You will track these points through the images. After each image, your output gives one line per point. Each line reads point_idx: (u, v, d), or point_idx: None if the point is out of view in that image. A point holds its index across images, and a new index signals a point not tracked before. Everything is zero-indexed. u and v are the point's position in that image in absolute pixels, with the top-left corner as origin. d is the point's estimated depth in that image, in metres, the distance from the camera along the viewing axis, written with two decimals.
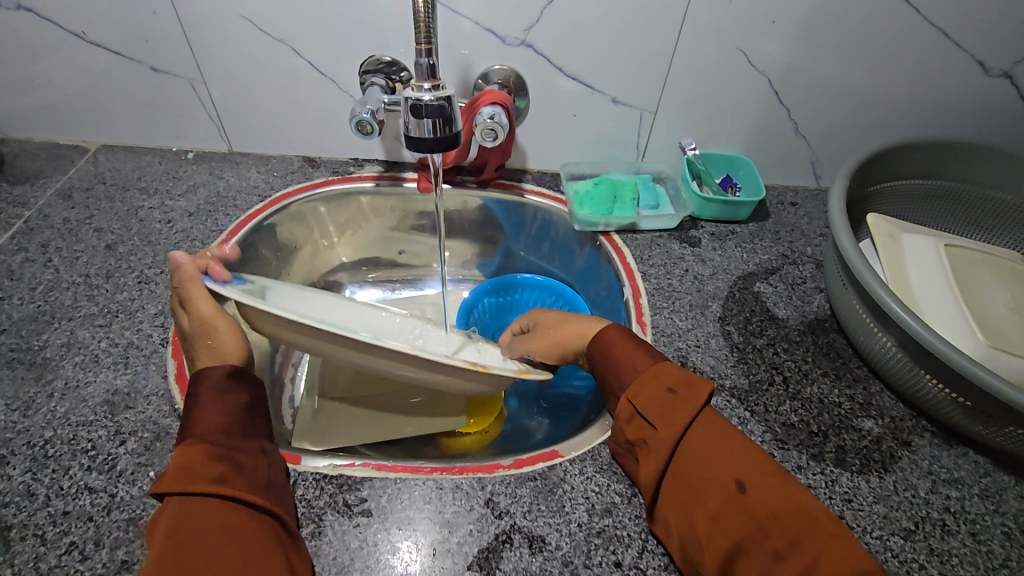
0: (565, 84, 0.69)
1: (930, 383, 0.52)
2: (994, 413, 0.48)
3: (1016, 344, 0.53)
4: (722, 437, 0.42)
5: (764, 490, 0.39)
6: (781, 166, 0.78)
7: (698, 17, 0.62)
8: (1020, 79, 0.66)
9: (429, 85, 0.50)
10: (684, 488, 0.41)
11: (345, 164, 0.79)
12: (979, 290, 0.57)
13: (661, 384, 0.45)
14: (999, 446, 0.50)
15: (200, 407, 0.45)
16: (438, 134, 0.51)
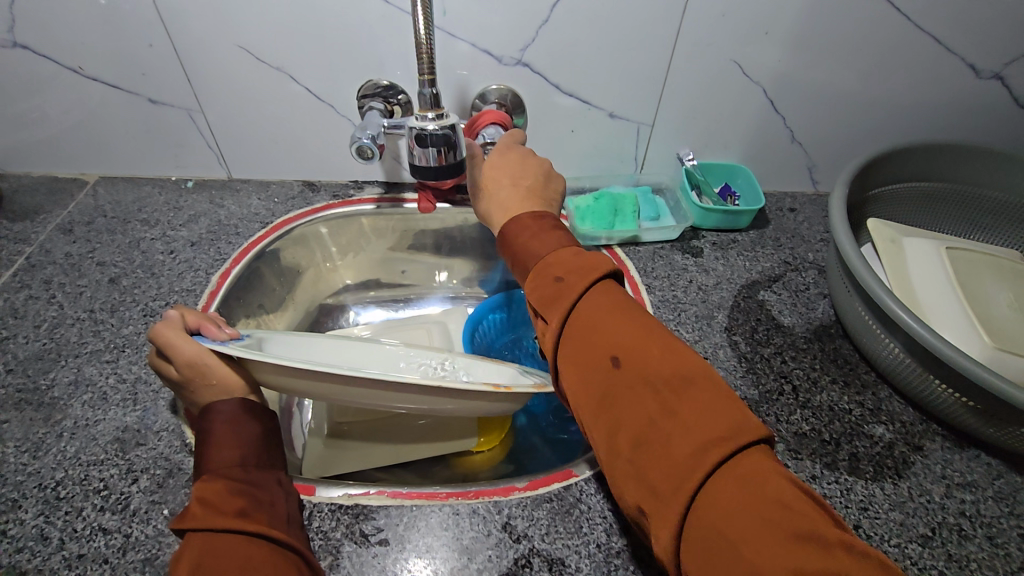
0: (562, 101, 0.70)
1: (939, 387, 0.52)
2: (1004, 416, 0.48)
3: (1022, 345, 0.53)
4: (615, 307, 0.41)
5: (648, 356, 0.37)
6: (779, 173, 0.78)
7: (693, 31, 0.63)
8: (1012, 80, 0.67)
9: (433, 114, 0.50)
10: (576, 360, 0.40)
11: (345, 186, 0.79)
12: (983, 292, 0.57)
13: (565, 262, 0.45)
14: (1011, 447, 0.51)
15: (215, 442, 0.45)
16: (442, 161, 0.51)
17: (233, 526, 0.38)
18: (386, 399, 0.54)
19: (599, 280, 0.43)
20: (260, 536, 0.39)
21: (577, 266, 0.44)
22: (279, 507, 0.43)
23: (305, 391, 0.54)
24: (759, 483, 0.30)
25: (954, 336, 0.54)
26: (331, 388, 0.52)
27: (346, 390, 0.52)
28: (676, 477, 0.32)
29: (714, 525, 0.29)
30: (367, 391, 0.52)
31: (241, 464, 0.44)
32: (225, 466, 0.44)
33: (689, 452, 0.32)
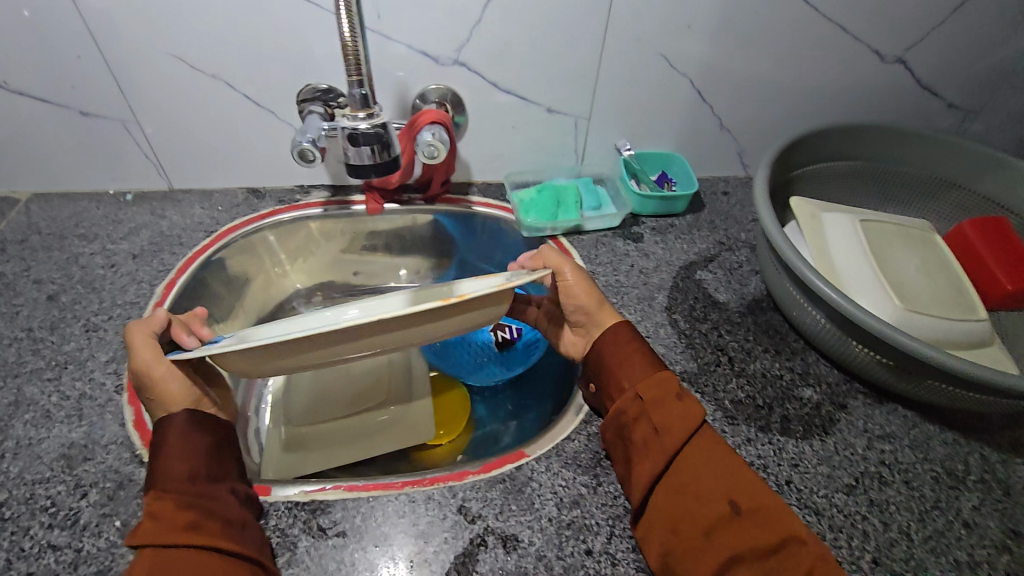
0: (500, 98, 0.72)
1: (856, 348, 0.56)
2: (913, 369, 0.53)
3: (927, 305, 0.58)
4: (723, 456, 0.46)
5: (759, 515, 0.43)
6: (711, 160, 0.82)
7: (621, 26, 0.66)
8: (912, 64, 0.73)
9: (363, 113, 0.51)
10: (680, 486, 0.45)
11: (290, 192, 0.79)
12: (893, 260, 0.62)
13: (666, 389, 0.49)
14: (922, 397, 0.55)
15: (170, 452, 0.45)
16: (376, 159, 0.52)
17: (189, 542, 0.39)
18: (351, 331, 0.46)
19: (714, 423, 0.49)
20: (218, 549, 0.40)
21: (686, 399, 0.49)
22: (236, 512, 0.44)
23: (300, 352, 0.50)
24: None
25: (870, 303, 0.58)
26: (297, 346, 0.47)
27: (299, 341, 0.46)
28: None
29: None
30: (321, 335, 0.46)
31: (197, 471, 0.44)
32: (176, 477, 0.43)
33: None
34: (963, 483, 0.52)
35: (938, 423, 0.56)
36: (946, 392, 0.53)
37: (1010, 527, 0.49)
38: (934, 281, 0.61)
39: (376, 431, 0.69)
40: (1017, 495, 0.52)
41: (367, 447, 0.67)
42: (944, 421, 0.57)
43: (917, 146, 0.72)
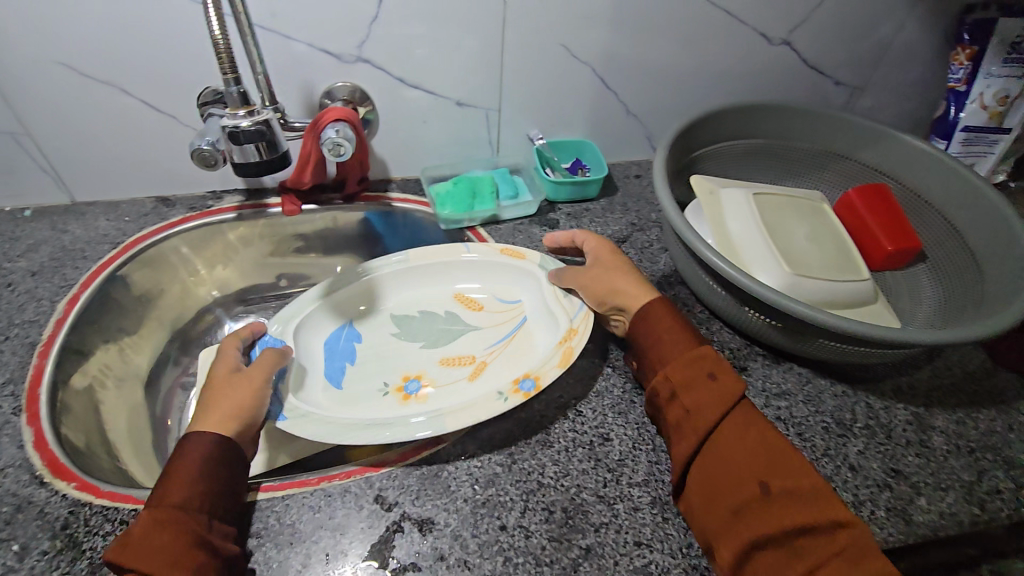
0: (408, 93, 0.72)
1: (749, 313, 0.60)
2: (798, 328, 0.57)
3: (814, 269, 0.62)
4: (769, 434, 0.47)
5: (792, 496, 0.43)
6: (623, 145, 0.85)
7: (519, 18, 0.68)
8: (798, 45, 0.77)
9: (244, 111, 0.51)
10: (731, 459, 0.46)
11: (202, 198, 0.78)
12: (784, 229, 0.66)
13: (700, 368, 0.50)
14: (811, 354, 0.59)
15: (181, 478, 0.44)
16: (263, 156, 0.52)
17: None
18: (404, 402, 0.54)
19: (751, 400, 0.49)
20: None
21: (720, 378, 0.49)
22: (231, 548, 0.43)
23: (338, 345, 0.65)
24: None
25: (762, 271, 0.62)
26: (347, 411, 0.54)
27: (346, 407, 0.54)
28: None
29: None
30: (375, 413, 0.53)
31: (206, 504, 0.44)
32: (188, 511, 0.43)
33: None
34: (849, 430, 0.56)
35: (829, 377, 0.61)
36: (830, 347, 0.57)
37: (891, 466, 0.54)
38: (821, 246, 0.66)
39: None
40: (897, 436, 0.56)
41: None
42: (833, 375, 0.61)
43: (806, 122, 0.77)
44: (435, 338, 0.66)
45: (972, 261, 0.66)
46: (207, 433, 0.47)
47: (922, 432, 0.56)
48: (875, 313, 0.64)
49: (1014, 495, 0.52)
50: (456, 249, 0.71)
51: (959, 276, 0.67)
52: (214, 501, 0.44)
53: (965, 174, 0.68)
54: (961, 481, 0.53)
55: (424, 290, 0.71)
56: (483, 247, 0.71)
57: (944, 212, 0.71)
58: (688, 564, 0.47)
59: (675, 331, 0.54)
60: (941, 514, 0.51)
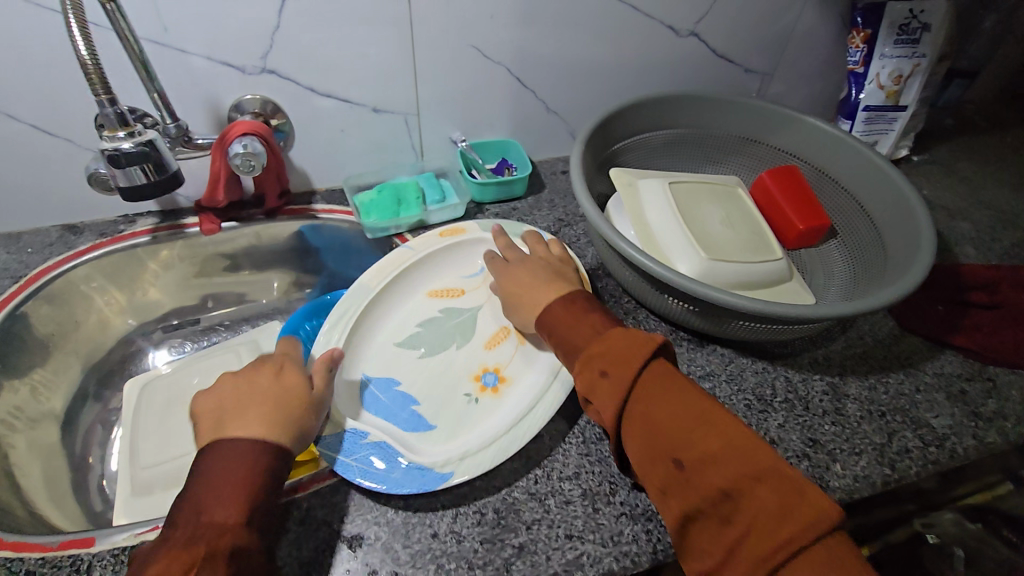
0: (321, 102, 0.71)
1: (669, 301, 0.61)
2: (715, 312, 0.58)
3: (729, 253, 0.64)
4: (676, 403, 0.42)
5: (707, 465, 0.39)
6: (547, 142, 0.86)
7: (426, 22, 0.67)
8: (705, 36, 0.79)
9: (124, 133, 0.50)
10: (645, 450, 0.42)
11: (113, 223, 0.74)
12: (699, 216, 0.68)
13: (591, 369, 0.45)
14: (731, 335, 0.61)
15: (229, 483, 0.42)
16: (152, 178, 0.52)
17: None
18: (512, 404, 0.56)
19: (655, 368, 0.44)
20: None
21: (611, 372, 0.44)
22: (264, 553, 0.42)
23: (385, 398, 0.57)
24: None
25: (680, 258, 0.64)
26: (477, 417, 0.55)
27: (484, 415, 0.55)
28: (759, 564, 0.35)
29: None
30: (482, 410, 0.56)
31: (250, 511, 0.42)
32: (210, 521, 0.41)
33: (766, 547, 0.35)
34: (770, 405, 0.58)
35: (750, 356, 0.63)
36: (746, 328, 0.59)
37: (809, 436, 0.56)
38: (735, 230, 0.68)
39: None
40: (815, 407, 0.58)
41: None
42: (754, 354, 0.63)
43: (718, 110, 0.79)
44: (452, 337, 0.63)
45: (876, 234, 0.70)
46: (254, 440, 0.45)
47: (837, 401, 0.59)
48: (790, 290, 0.66)
49: (921, 452, 0.55)
50: (401, 254, 0.67)
51: (866, 250, 0.71)
52: (258, 508, 0.43)
53: (866, 153, 0.71)
54: (874, 444, 0.56)
55: (405, 303, 0.65)
56: (422, 240, 0.69)
57: (849, 189, 0.75)
58: (619, 552, 0.48)
59: (574, 324, 0.50)
60: (856, 477, 0.53)
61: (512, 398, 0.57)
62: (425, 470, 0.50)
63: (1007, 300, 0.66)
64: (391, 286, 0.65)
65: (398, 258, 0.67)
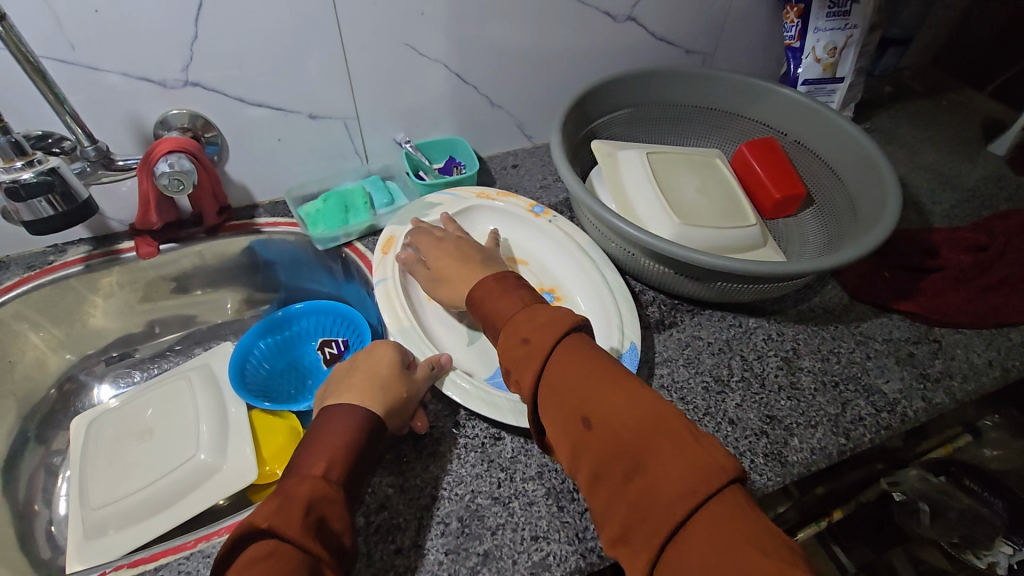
0: (253, 112, 0.68)
1: (648, 266, 0.64)
2: (696, 274, 0.60)
3: (703, 220, 0.66)
4: (592, 366, 0.40)
5: (612, 422, 0.37)
6: (495, 137, 0.85)
7: (353, 22, 0.65)
8: (642, 20, 0.79)
9: (23, 163, 0.48)
10: (556, 412, 0.40)
11: (42, 254, 0.70)
12: (677, 185, 0.69)
13: (514, 338, 0.44)
14: (712, 297, 0.64)
15: (333, 446, 0.45)
16: (61, 209, 0.50)
17: (301, 544, 0.37)
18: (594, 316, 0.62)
19: (572, 335, 0.43)
20: (315, 557, 0.38)
21: (532, 339, 0.43)
22: (339, 523, 0.41)
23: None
24: (729, 528, 0.32)
25: (659, 226, 0.65)
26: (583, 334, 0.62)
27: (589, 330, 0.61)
28: (658, 515, 0.33)
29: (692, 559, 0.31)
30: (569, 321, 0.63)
31: (335, 474, 0.43)
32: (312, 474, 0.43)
33: (666, 499, 0.33)
34: (727, 385, 0.59)
35: (708, 337, 0.63)
36: (734, 289, 0.61)
37: (766, 413, 0.57)
38: (712, 198, 0.69)
39: (232, 456, 0.66)
40: (770, 383, 0.59)
41: (229, 476, 0.64)
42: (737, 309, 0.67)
43: (663, 81, 0.79)
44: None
45: (848, 206, 0.71)
46: (356, 409, 0.48)
47: (791, 375, 0.60)
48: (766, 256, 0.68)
49: (874, 419, 0.57)
50: (388, 291, 0.62)
51: (839, 215, 0.72)
52: (345, 473, 0.44)
53: (835, 119, 0.72)
54: (828, 415, 0.57)
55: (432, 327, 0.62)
56: (387, 268, 0.64)
57: (820, 155, 0.75)
58: (584, 548, 0.48)
59: (500, 298, 0.49)
60: (813, 450, 0.54)
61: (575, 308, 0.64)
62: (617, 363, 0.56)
63: (949, 262, 0.66)
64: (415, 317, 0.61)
65: (388, 297, 0.62)
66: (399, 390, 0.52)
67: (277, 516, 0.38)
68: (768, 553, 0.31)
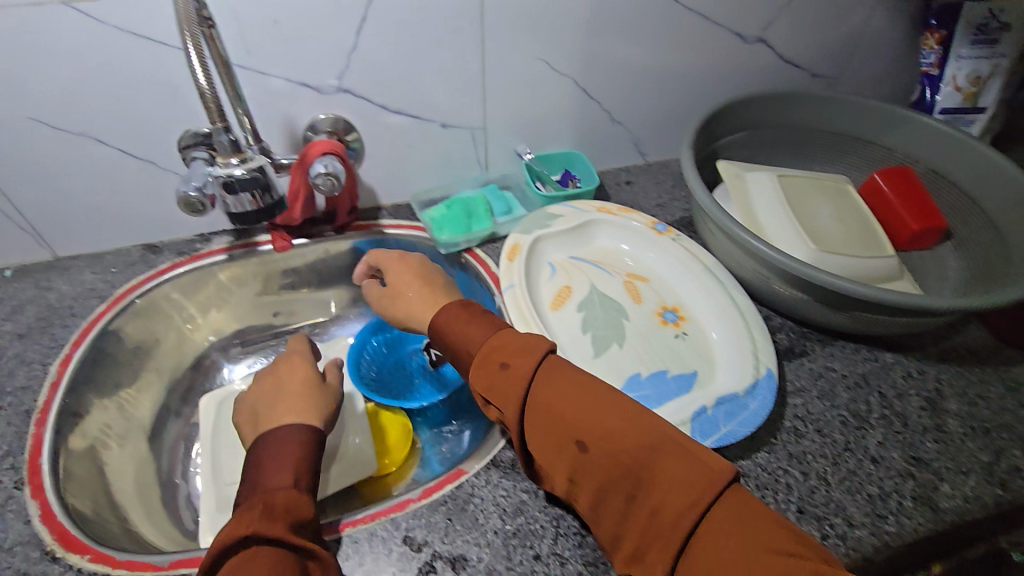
0: (393, 120, 0.71)
1: (782, 290, 0.62)
2: (836, 301, 0.59)
3: (840, 246, 0.64)
4: (576, 394, 0.43)
5: (605, 443, 0.41)
6: (610, 153, 0.86)
7: (497, 37, 0.67)
8: (773, 41, 0.78)
9: (236, 160, 0.55)
10: (549, 446, 0.43)
11: (191, 242, 0.76)
12: (810, 210, 0.67)
13: (492, 365, 0.47)
14: (850, 328, 0.62)
15: (288, 456, 0.49)
16: (259, 202, 0.56)
17: (286, 541, 0.41)
18: (725, 337, 0.62)
19: (545, 360, 0.46)
20: (303, 551, 0.42)
21: (510, 363, 0.46)
22: (310, 518, 0.45)
23: (645, 387, 0.58)
24: (739, 522, 0.36)
25: (789, 246, 0.64)
26: (711, 354, 0.61)
27: (719, 352, 0.61)
28: (664, 530, 0.37)
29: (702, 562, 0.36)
30: (695, 342, 0.62)
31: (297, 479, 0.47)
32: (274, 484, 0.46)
33: (670, 514, 0.37)
34: (866, 422, 0.56)
35: (842, 370, 0.61)
36: (876, 319, 0.59)
37: (910, 455, 0.54)
38: (847, 225, 0.67)
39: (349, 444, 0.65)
40: (913, 424, 0.56)
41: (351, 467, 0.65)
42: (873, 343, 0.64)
43: (787, 104, 0.79)
44: (614, 316, 0.65)
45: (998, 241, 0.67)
46: (300, 426, 0.52)
47: (936, 417, 0.57)
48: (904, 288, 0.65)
49: None
50: (516, 296, 0.64)
51: (986, 252, 0.68)
52: (305, 476, 0.48)
53: (982, 150, 0.69)
54: (980, 463, 0.53)
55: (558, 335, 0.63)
56: (513, 273, 0.66)
57: (964, 187, 0.72)
58: None
59: (469, 324, 0.52)
60: (966, 498, 0.51)
61: (702, 328, 0.64)
62: (752, 390, 0.55)
63: None
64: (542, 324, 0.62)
65: (516, 302, 0.63)
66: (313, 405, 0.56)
67: (249, 522, 0.42)
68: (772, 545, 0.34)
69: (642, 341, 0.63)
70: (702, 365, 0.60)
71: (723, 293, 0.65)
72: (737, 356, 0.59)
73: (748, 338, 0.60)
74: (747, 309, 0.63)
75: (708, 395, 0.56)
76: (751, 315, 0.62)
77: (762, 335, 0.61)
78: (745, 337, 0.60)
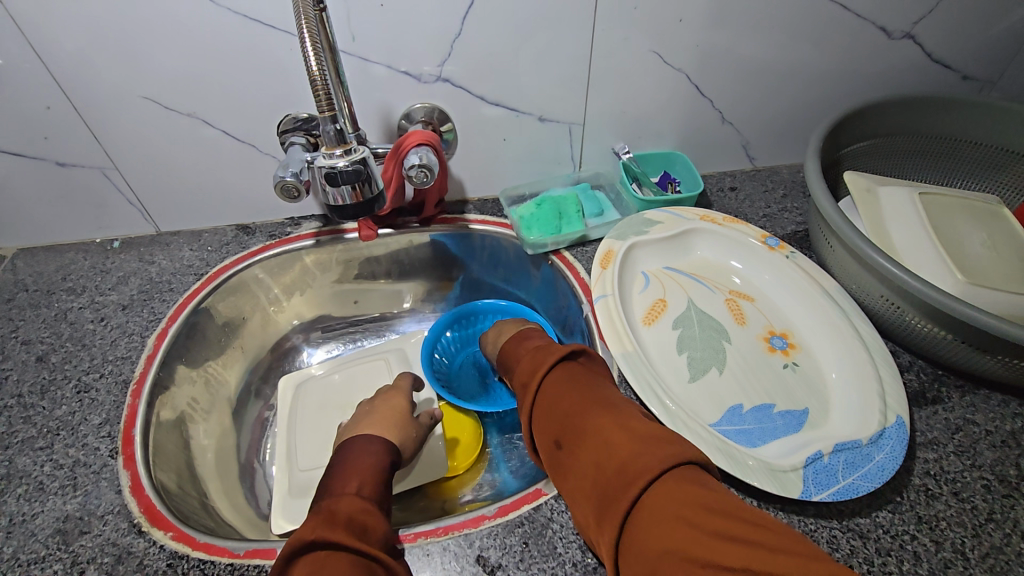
0: (489, 111, 0.68)
1: (918, 324, 0.55)
2: (988, 346, 0.50)
3: (994, 279, 0.55)
4: (573, 390, 0.44)
5: (586, 433, 0.41)
6: (714, 156, 0.79)
7: (608, 26, 0.62)
8: (922, 38, 0.68)
9: (340, 151, 0.53)
10: (541, 431, 0.44)
11: (281, 225, 0.77)
12: (956, 234, 0.59)
13: (520, 375, 0.50)
14: (1001, 376, 0.52)
15: (359, 468, 0.48)
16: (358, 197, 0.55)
17: (355, 548, 0.38)
18: (843, 374, 0.55)
19: (562, 364, 0.47)
20: (375, 561, 0.38)
21: (530, 374, 0.49)
22: (380, 530, 0.42)
23: (748, 421, 0.52)
24: (675, 498, 0.33)
25: (929, 274, 0.56)
26: (825, 390, 0.55)
27: (837, 389, 0.54)
28: (618, 493, 0.35)
29: (648, 530, 0.33)
30: (808, 376, 0.56)
31: (365, 492, 0.45)
32: (346, 491, 0.45)
33: (622, 487, 0.35)
34: (1017, 490, 0.48)
35: (986, 424, 0.52)
36: None
37: None
38: (1001, 254, 0.58)
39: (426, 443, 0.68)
40: None
41: (426, 467, 0.65)
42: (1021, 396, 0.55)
43: (932, 108, 0.69)
44: (713, 338, 0.59)
45: None
46: (378, 445, 0.52)
47: None
48: None
49: None
50: (607, 305, 0.60)
51: None
52: (374, 489, 0.46)
53: None
54: None
55: (650, 352, 0.58)
56: (604, 279, 0.62)
57: None
58: None
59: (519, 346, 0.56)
60: None
61: (817, 361, 0.57)
62: (878, 439, 0.49)
63: None
64: (633, 339, 0.57)
65: (607, 312, 0.59)
66: (389, 428, 0.57)
67: (319, 526, 0.39)
68: (707, 522, 0.31)
69: (741, 367, 0.57)
70: (816, 401, 0.54)
71: (841, 322, 0.57)
72: (859, 395, 0.53)
73: (873, 375, 0.53)
74: (871, 339, 0.56)
75: (827, 435, 0.50)
76: (877, 346, 0.55)
77: (890, 371, 0.54)
78: (869, 373, 0.53)
